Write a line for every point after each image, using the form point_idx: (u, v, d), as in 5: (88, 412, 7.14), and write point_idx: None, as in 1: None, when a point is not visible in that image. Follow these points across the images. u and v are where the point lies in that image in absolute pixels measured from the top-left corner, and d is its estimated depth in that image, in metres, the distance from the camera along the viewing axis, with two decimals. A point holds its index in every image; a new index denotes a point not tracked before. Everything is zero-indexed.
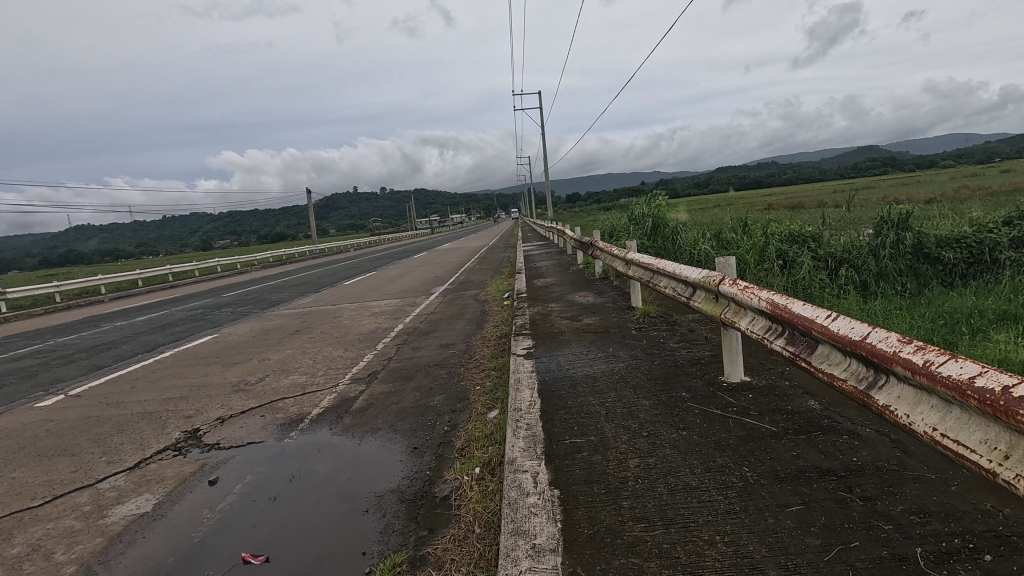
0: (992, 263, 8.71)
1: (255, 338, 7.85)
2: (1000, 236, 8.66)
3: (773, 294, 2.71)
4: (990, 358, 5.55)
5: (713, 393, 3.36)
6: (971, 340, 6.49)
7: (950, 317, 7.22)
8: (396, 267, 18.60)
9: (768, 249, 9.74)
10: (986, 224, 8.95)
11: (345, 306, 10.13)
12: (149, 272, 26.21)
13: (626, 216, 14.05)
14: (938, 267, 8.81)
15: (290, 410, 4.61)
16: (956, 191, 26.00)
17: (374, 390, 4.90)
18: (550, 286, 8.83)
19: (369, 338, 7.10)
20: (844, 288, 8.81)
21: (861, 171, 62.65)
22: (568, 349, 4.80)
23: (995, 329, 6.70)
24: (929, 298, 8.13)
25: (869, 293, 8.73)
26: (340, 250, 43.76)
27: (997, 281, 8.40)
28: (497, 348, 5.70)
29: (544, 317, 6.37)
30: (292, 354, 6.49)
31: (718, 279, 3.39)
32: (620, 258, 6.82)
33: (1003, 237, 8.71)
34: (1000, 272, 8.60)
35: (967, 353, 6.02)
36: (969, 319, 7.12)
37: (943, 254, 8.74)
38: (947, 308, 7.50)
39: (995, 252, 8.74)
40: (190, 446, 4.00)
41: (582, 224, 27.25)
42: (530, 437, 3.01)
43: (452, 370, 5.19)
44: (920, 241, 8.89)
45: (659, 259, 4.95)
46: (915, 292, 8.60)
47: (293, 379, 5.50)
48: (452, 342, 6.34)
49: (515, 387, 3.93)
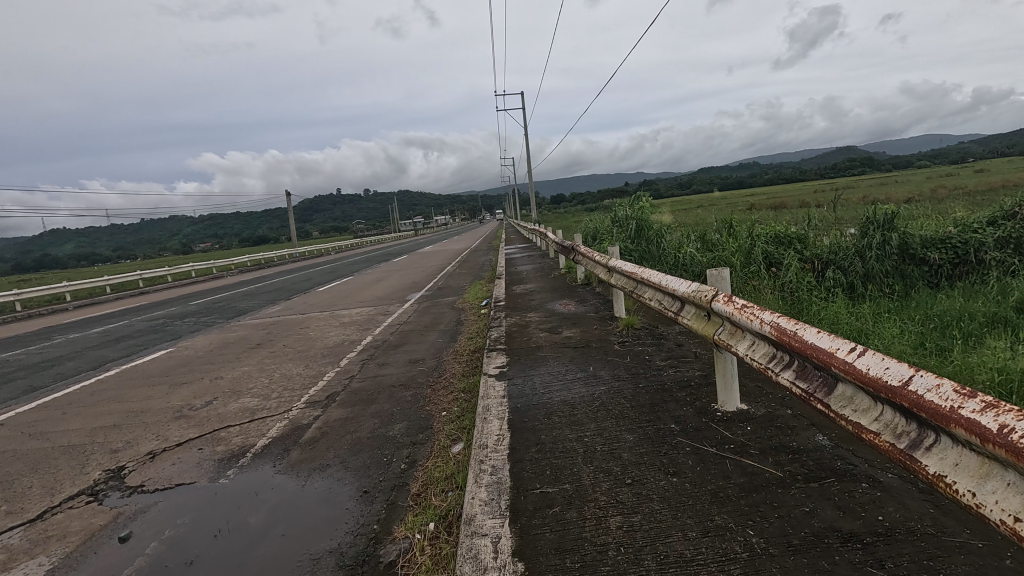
0: (978, 264, 8.48)
1: (212, 352, 7.28)
2: (985, 237, 8.44)
3: (777, 316, 2.27)
4: (987, 364, 5.21)
5: (707, 425, 2.93)
6: (964, 345, 6.17)
7: (940, 321, 6.92)
8: (374, 272, 18.01)
9: (753, 251, 9.40)
10: (970, 225, 8.72)
11: (315, 315, 9.57)
12: (119, 279, 25.26)
13: (610, 218, 13.66)
14: (925, 269, 8.55)
15: (233, 442, 4.09)
16: (933, 190, 26.14)
17: (329, 417, 4.39)
18: (530, 293, 8.38)
19: (333, 353, 6.57)
20: (832, 291, 8.50)
21: (840, 171, 63.30)
22: (544, 368, 4.35)
23: (987, 333, 6.40)
24: (916, 300, 7.84)
25: (857, 296, 8.42)
26: (321, 253, 42.95)
27: (984, 282, 8.16)
28: (469, 365, 5.23)
29: (521, 328, 5.91)
30: (248, 373, 5.94)
31: (710, 295, 2.95)
32: (602, 264, 6.39)
33: (988, 238, 8.48)
34: (986, 273, 8.35)
35: (961, 359, 5.68)
36: (958, 322, 6.83)
37: (930, 255, 8.49)
38: (935, 311, 7.21)
39: (980, 253, 8.50)
40: (109, 490, 3.46)
41: (566, 225, 26.85)
42: (494, 486, 2.56)
43: (418, 392, 4.71)
44: (905, 242, 8.63)
45: (643, 267, 4.52)
46: (903, 294, 8.30)
47: (244, 402, 4.97)
48: (422, 358, 5.86)
49: (482, 417, 3.47)
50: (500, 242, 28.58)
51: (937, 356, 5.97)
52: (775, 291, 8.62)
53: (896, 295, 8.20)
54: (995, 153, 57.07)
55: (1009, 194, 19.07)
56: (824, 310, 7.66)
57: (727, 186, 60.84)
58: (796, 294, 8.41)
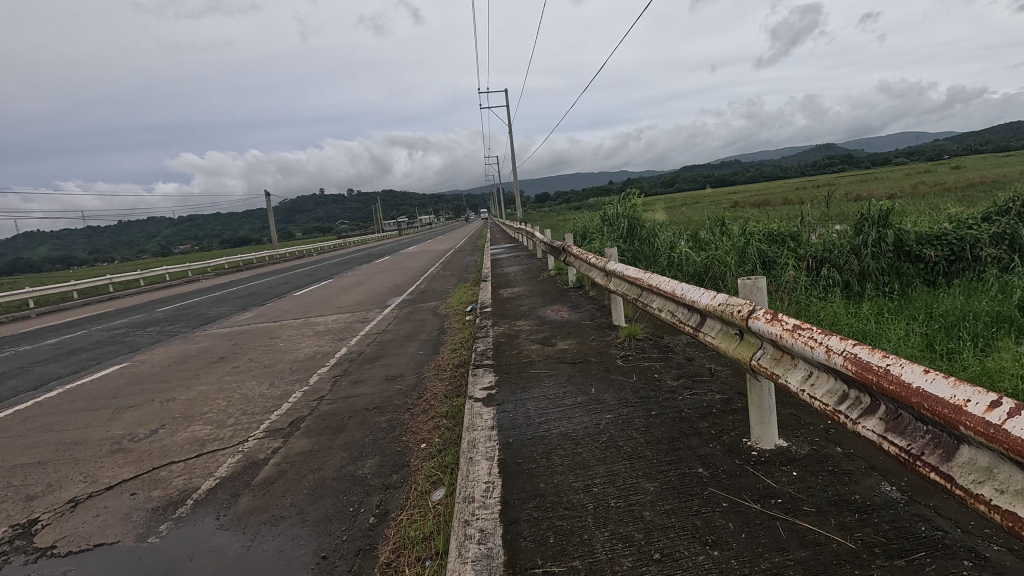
0: (974, 261, 8.07)
1: (170, 368, 6.59)
2: (981, 232, 8.04)
3: (855, 346, 1.72)
4: (1006, 370, 4.74)
5: (743, 470, 2.40)
6: (974, 347, 5.71)
7: (944, 321, 6.48)
8: (356, 274, 17.35)
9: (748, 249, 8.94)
10: (965, 221, 8.33)
11: (287, 323, 8.89)
12: (87, 283, 24.16)
13: (599, 217, 13.14)
14: (921, 267, 8.16)
15: (173, 485, 3.45)
16: (916, 186, 26.03)
17: (290, 450, 3.79)
18: (519, 297, 7.82)
19: (303, 367, 5.95)
20: (829, 291, 8.07)
21: (821, 168, 63.72)
22: (539, 389, 3.78)
23: (995, 334, 5.97)
24: (914, 299, 7.43)
25: (855, 296, 7.99)
26: (302, 254, 42.01)
27: (981, 279, 7.75)
28: (452, 382, 4.65)
29: (510, 339, 5.35)
30: (206, 394, 5.30)
31: (746, 311, 2.40)
32: (597, 267, 5.83)
33: (984, 233, 8.06)
34: (982, 270, 7.93)
35: (974, 363, 5.23)
36: (960, 323, 6.36)
37: (925, 252, 8.09)
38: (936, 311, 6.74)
39: (976, 250, 8.06)
40: (11, 554, 2.83)
41: (552, 223, 26.24)
42: (483, 561, 1.99)
43: (394, 418, 4.11)
44: (900, 239, 8.24)
45: (649, 273, 3.98)
46: (902, 292, 7.90)
47: (194, 430, 4.34)
48: (400, 374, 5.25)
49: (467, 457, 2.90)
50: (485, 241, 27.88)
51: (948, 360, 5.52)
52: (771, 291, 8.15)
53: (896, 295, 7.79)
54: (971, 150, 57.73)
55: (992, 189, 18.87)
56: (824, 310, 7.19)
57: (711, 184, 60.85)
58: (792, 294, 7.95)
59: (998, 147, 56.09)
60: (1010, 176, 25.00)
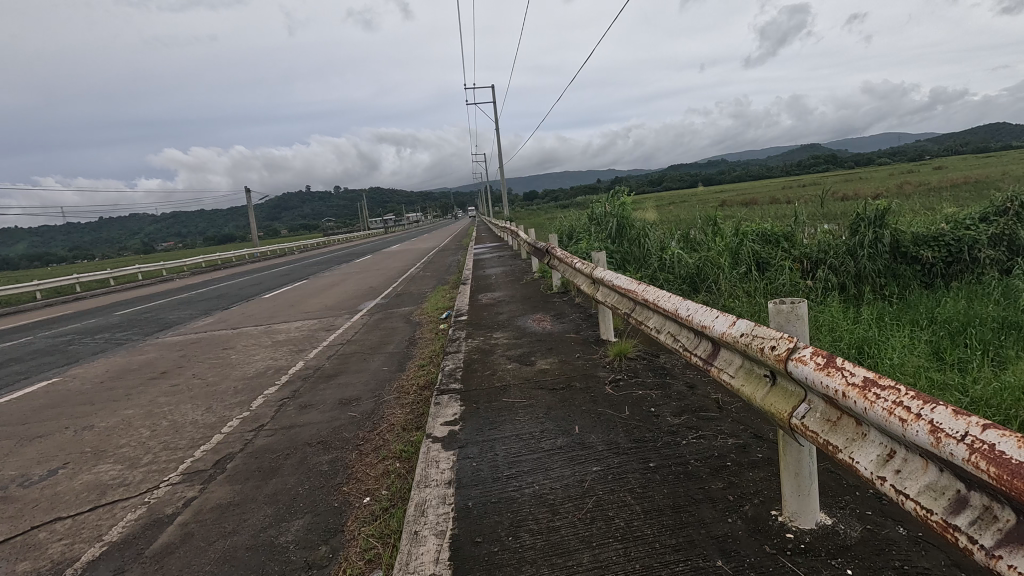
0: (973, 262, 7.54)
1: (101, 385, 5.81)
2: (980, 233, 7.52)
3: (988, 431, 1.07)
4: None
5: (779, 565, 1.75)
6: (985, 356, 5.11)
7: (948, 327, 5.90)
8: (334, 275, 16.59)
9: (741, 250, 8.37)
10: (963, 221, 7.80)
11: (246, 331, 8.12)
12: (53, 284, 23.05)
13: (586, 216, 12.54)
14: (919, 270, 7.61)
15: (46, 554, 2.72)
16: (901, 186, 25.76)
17: (205, 502, 3.08)
18: (498, 303, 7.15)
19: (250, 386, 5.22)
20: (824, 294, 7.51)
21: (807, 168, 63.76)
22: (512, 427, 3.11)
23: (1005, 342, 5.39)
24: (912, 303, 6.86)
25: (852, 300, 7.42)
26: (283, 253, 40.97)
27: (981, 282, 7.23)
28: (413, 410, 3.97)
29: (483, 356, 4.68)
30: (130, 421, 4.55)
31: (785, 351, 1.74)
32: (584, 273, 5.18)
33: (982, 234, 7.54)
34: (982, 273, 7.41)
35: (990, 373, 4.62)
36: (966, 329, 5.79)
37: (922, 253, 7.54)
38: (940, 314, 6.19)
39: (975, 251, 7.54)
40: None
41: (537, 223, 25.56)
42: None
43: (338, 458, 3.41)
44: (896, 239, 7.70)
45: (645, 284, 3.32)
46: (900, 296, 7.34)
47: (101, 472, 3.62)
48: (357, 398, 4.54)
49: (411, 531, 2.21)
50: (470, 241, 27.13)
51: (959, 371, 4.92)
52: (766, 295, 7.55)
53: (895, 298, 7.23)
54: (954, 151, 58.02)
55: (982, 190, 18.49)
56: (820, 314, 6.61)
57: (698, 183, 60.58)
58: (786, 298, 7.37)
59: (978, 148, 56.49)
60: (994, 176, 24.79)
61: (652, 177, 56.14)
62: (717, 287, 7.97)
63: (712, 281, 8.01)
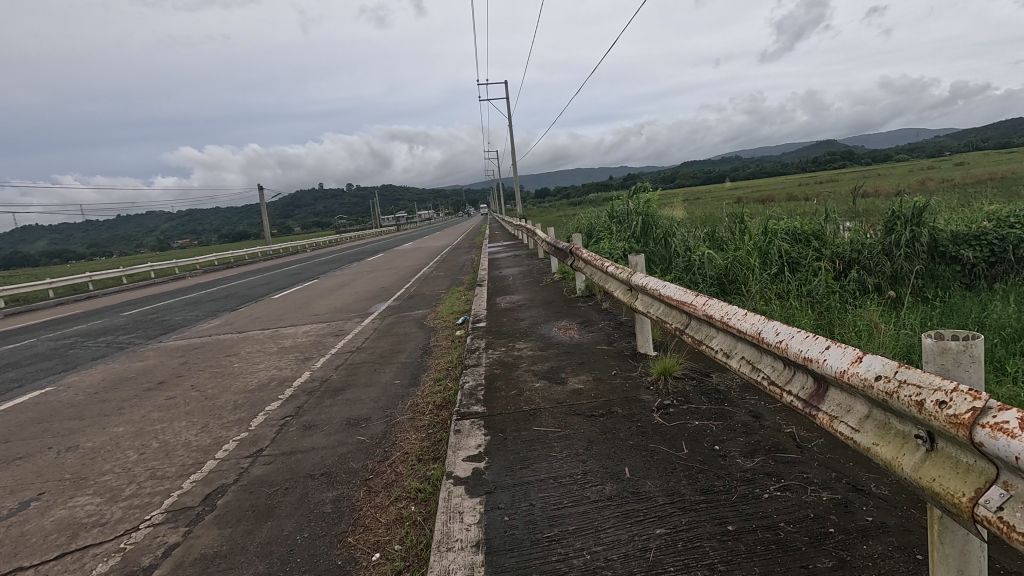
0: (1019, 263, 6.88)
1: (93, 396, 5.40)
2: None
3: None
4: None
5: None
6: None
7: (1000, 333, 5.28)
8: (345, 274, 16.21)
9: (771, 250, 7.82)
10: (1006, 218, 7.12)
11: (252, 335, 7.69)
12: (66, 282, 22.94)
13: (606, 214, 12.01)
14: (960, 271, 7.00)
15: None
16: (925, 182, 24.83)
17: (189, 552, 2.62)
18: (517, 308, 6.65)
19: (251, 400, 4.78)
20: (860, 297, 6.92)
21: (825, 164, 62.42)
22: (548, 466, 2.62)
23: None
24: (956, 306, 6.25)
25: (890, 303, 6.82)
26: (295, 250, 40.77)
27: None
28: (431, 436, 3.50)
29: (507, 371, 4.19)
30: (119, 442, 4.12)
31: (964, 413, 1.22)
32: (616, 278, 4.67)
33: None
34: None
35: None
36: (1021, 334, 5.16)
37: (963, 252, 6.92)
38: (990, 319, 5.57)
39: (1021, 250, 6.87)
40: None
41: (552, 221, 25.00)
42: None
43: (345, 495, 2.94)
44: (933, 238, 7.10)
45: (705, 296, 2.79)
46: (941, 298, 6.71)
47: (76, 506, 3.17)
48: (366, 417, 4.08)
49: None
50: (482, 240, 26.66)
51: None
52: (800, 297, 6.96)
53: (936, 300, 6.62)
54: (977, 146, 56.34)
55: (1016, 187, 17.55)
56: (856, 318, 6.02)
57: (713, 180, 59.49)
58: (822, 301, 6.78)
59: (1002, 143, 54.80)
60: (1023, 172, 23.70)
61: (667, 173, 55.08)
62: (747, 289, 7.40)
63: (742, 282, 7.44)
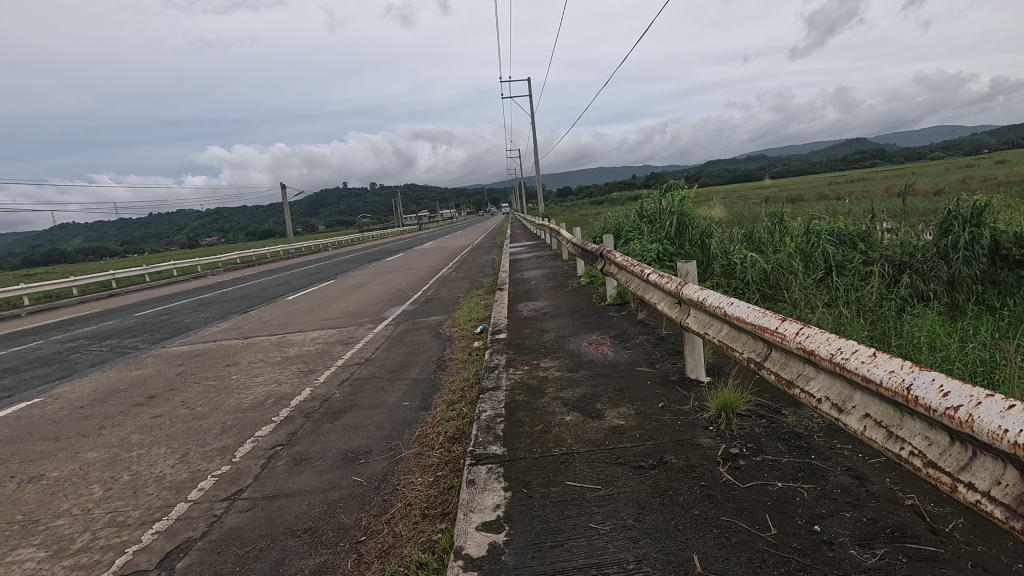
0: None
1: (78, 412, 4.92)
2: None
3: None
4: None
5: None
6: None
7: None
8: (363, 274, 15.76)
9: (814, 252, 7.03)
10: None
11: (257, 342, 7.19)
12: (89, 281, 23.01)
13: (635, 213, 11.31)
14: None
15: None
16: (970, 180, 23.36)
17: None
18: (541, 318, 6.01)
19: (242, 422, 4.23)
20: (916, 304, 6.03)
21: (858, 162, 60.22)
22: (590, 547, 1.98)
23: None
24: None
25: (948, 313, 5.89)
26: (316, 250, 40.65)
27: None
28: (439, 483, 2.89)
29: (532, 398, 3.55)
30: (87, 472, 3.60)
31: None
32: (660, 288, 3.98)
33: None
34: None
35: None
36: None
37: None
38: None
39: None
40: None
41: (575, 220, 24.28)
42: None
43: (329, 566, 2.34)
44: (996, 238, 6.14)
45: (798, 322, 2.08)
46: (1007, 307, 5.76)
47: (11, 564, 2.63)
48: (366, 450, 3.49)
49: None
50: (502, 240, 26.10)
51: None
52: (846, 305, 6.07)
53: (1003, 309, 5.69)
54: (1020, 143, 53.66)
55: None
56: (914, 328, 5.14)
57: (740, 179, 57.83)
58: (873, 309, 5.94)
59: None
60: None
61: (692, 172, 53.62)
62: (788, 292, 6.47)
63: (782, 286, 6.55)
